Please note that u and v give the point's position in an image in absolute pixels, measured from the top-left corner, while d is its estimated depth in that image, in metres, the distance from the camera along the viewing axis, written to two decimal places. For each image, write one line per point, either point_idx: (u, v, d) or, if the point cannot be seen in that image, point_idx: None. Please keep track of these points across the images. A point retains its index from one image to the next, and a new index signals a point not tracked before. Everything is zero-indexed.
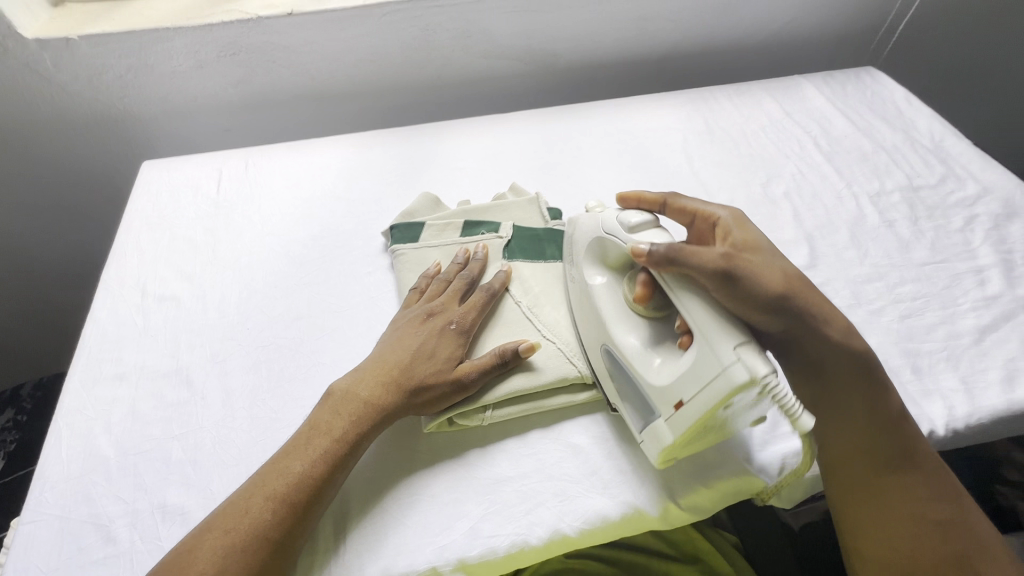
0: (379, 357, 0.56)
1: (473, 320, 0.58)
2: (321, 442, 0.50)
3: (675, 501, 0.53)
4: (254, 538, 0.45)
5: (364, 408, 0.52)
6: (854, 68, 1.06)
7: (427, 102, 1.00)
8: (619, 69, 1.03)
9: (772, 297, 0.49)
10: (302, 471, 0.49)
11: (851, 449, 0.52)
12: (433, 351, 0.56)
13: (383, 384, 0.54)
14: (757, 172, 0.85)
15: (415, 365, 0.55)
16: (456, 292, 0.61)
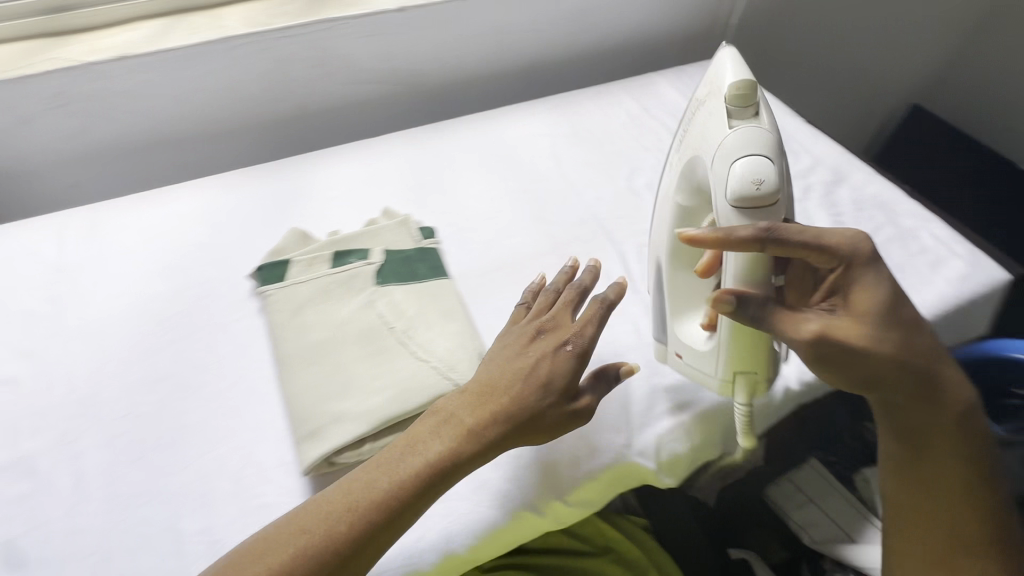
0: (481, 383, 0.52)
1: (589, 334, 0.54)
2: (413, 464, 0.48)
3: (561, 500, 0.55)
4: (320, 549, 0.44)
5: (462, 438, 0.49)
6: (702, 62, 1.14)
7: (295, 132, 0.97)
8: (487, 81, 1.05)
9: (887, 368, 0.51)
10: (383, 492, 0.47)
11: (939, 469, 0.54)
12: (551, 375, 0.52)
13: (489, 415, 0.50)
14: (622, 167, 0.89)
15: (519, 393, 0.51)
16: (569, 304, 0.57)
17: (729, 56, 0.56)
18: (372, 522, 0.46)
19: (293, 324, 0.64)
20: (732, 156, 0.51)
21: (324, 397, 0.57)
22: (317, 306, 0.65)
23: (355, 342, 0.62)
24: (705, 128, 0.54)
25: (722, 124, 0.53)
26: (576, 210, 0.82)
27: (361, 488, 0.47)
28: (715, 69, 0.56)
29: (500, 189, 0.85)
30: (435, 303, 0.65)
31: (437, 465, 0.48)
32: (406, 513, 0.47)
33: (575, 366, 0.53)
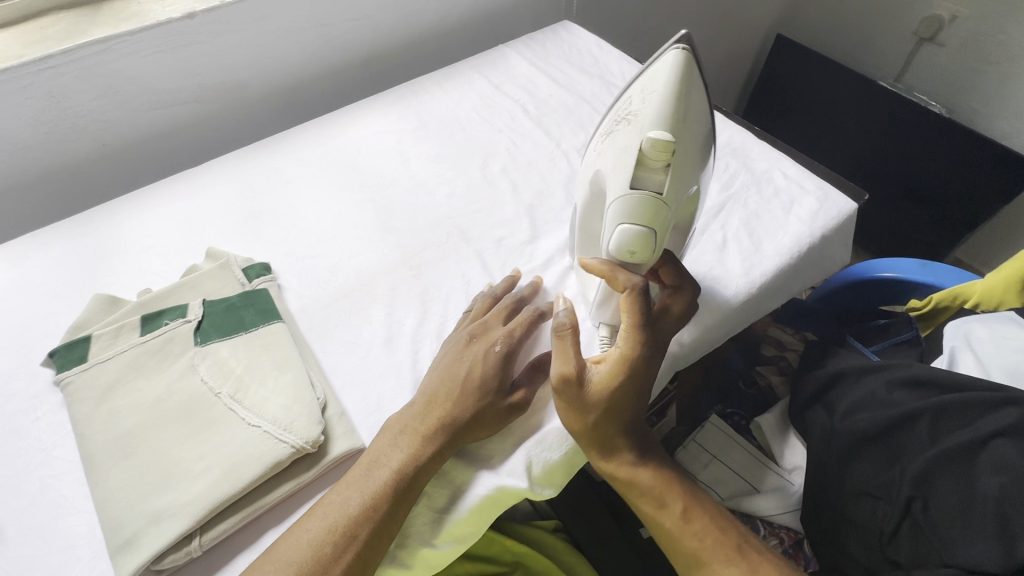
0: (408, 408, 0.53)
1: (518, 335, 0.56)
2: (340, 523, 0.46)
3: (430, 544, 0.50)
4: None
5: (418, 443, 0.50)
6: (553, 25, 1.09)
7: (104, 174, 0.85)
8: (322, 81, 0.96)
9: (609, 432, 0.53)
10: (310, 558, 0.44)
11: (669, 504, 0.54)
12: (486, 375, 0.54)
13: (434, 423, 0.51)
14: (475, 155, 0.83)
15: (462, 396, 0.52)
16: (506, 307, 0.60)
17: (672, 71, 0.43)
18: (343, 539, 0.45)
19: (100, 410, 0.55)
20: (615, 226, 0.45)
21: (140, 493, 0.49)
22: (129, 383, 0.56)
23: (173, 418, 0.53)
24: (614, 165, 0.46)
25: (619, 181, 0.45)
26: (427, 213, 0.75)
27: (337, 508, 0.47)
28: (652, 82, 0.44)
29: (344, 201, 0.77)
30: (265, 354, 0.57)
31: (402, 472, 0.49)
32: (370, 542, 0.46)
33: (512, 362, 0.55)
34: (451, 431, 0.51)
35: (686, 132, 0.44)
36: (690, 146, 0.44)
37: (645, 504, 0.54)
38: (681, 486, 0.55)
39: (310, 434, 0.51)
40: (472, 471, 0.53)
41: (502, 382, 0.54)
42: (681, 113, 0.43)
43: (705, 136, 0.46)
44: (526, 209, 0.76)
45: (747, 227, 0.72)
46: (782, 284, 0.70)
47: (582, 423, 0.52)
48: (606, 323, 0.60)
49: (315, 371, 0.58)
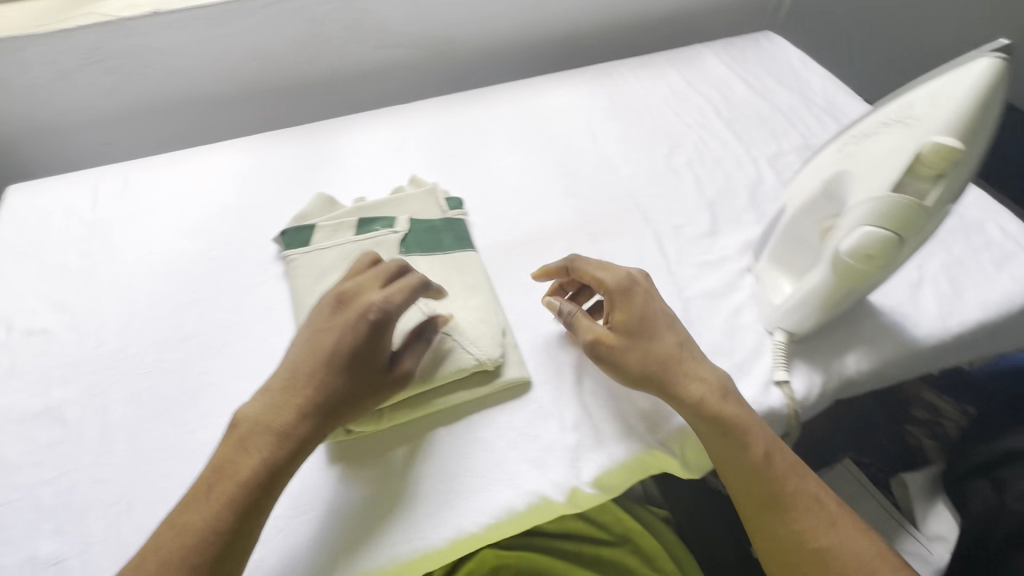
0: (246, 417, 0.47)
1: (396, 302, 0.50)
2: (227, 487, 0.43)
3: (583, 483, 0.52)
4: (194, 553, 0.41)
5: (271, 438, 0.45)
6: (754, 34, 1.07)
7: (325, 96, 0.96)
8: (523, 49, 1.01)
9: (647, 369, 0.52)
10: (206, 524, 0.42)
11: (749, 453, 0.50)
12: (356, 347, 0.49)
13: (296, 406, 0.47)
14: (661, 143, 0.85)
15: (333, 372, 0.48)
16: (383, 270, 0.54)
17: (979, 83, 0.44)
18: (267, 484, 0.44)
19: (317, 289, 0.63)
20: (863, 224, 0.47)
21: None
22: (344, 272, 0.64)
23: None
24: (877, 162, 0.48)
25: (883, 181, 0.47)
26: (609, 187, 0.78)
27: (253, 461, 0.45)
28: (949, 90, 0.45)
29: (532, 161, 0.82)
30: (457, 276, 0.63)
31: (248, 479, 0.44)
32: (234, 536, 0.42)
33: (389, 333, 0.50)
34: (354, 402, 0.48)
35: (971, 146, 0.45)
36: (970, 161, 0.45)
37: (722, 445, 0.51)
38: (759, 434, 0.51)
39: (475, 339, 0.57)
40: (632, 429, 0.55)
41: (379, 360, 0.50)
42: (974, 127, 0.44)
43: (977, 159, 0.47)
44: (708, 204, 0.76)
45: (949, 272, 0.67)
46: (979, 340, 0.65)
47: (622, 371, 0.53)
48: (784, 328, 0.60)
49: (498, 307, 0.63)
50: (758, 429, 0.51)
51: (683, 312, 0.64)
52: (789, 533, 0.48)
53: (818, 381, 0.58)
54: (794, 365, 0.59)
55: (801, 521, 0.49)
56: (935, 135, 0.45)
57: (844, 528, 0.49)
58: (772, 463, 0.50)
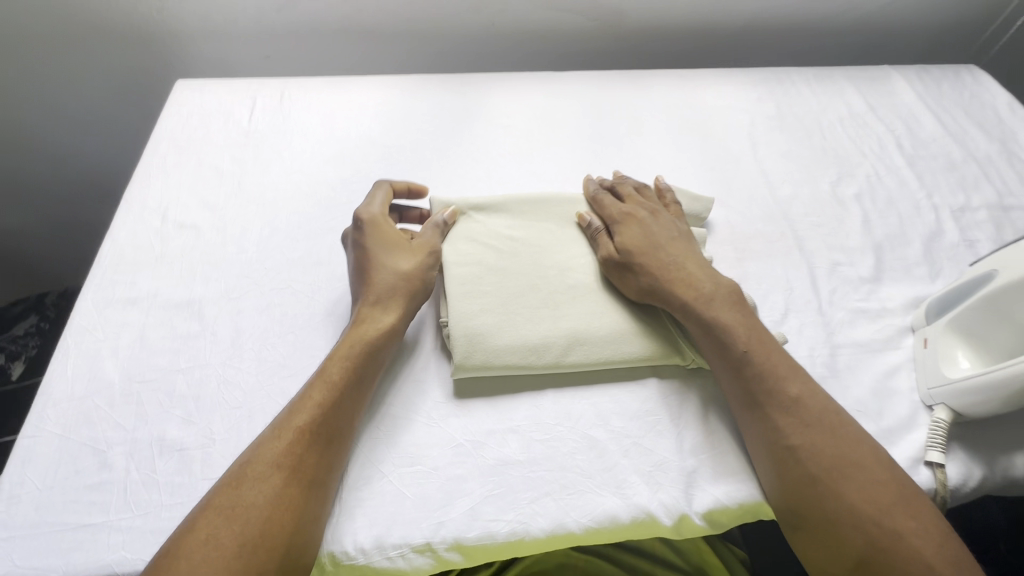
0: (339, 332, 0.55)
1: (380, 207, 0.59)
2: (331, 374, 0.50)
3: (693, 512, 0.49)
4: (306, 433, 0.46)
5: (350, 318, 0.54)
6: (954, 65, 0.94)
7: (479, 50, 0.94)
8: (691, 36, 0.94)
9: (646, 289, 0.56)
10: (321, 403, 0.48)
11: (810, 442, 0.47)
12: (378, 251, 0.56)
13: (378, 306, 0.54)
14: (828, 168, 0.77)
15: (380, 268, 0.55)
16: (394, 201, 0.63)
17: None
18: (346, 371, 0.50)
19: (471, 222, 0.61)
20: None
21: (499, 318, 0.55)
22: (498, 213, 0.62)
23: (529, 263, 0.59)
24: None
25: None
26: (763, 204, 0.72)
27: (351, 341, 0.52)
28: None
29: (683, 159, 0.76)
30: None
31: (351, 365, 0.50)
32: (340, 401, 0.49)
33: (381, 227, 0.57)
34: (400, 290, 0.54)
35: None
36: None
37: (791, 416, 0.48)
38: (732, 313, 0.53)
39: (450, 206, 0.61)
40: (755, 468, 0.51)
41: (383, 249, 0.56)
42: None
43: None
44: (874, 246, 0.68)
45: None
46: None
47: (637, 291, 0.56)
48: (949, 407, 0.53)
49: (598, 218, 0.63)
50: (812, 385, 0.50)
51: (830, 358, 0.58)
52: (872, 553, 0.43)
53: (978, 473, 0.51)
54: (950, 449, 0.53)
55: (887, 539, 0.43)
56: None
57: (842, 432, 0.48)
58: (848, 454, 0.47)
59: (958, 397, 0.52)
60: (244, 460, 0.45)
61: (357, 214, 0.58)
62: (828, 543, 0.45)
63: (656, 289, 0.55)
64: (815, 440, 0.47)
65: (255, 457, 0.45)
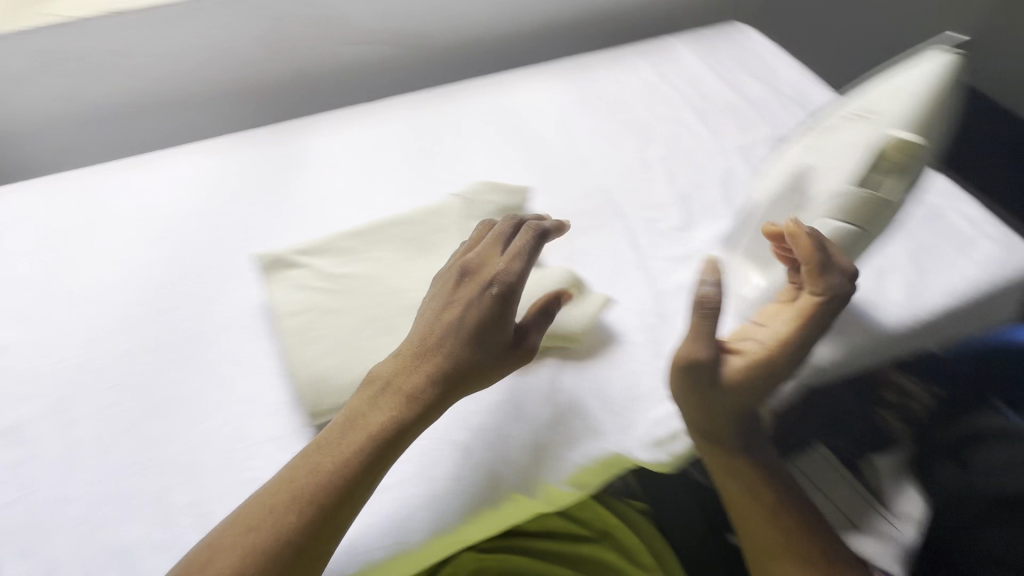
0: (376, 377, 0.50)
1: (515, 272, 0.54)
2: (356, 438, 0.46)
3: (557, 482, 0.54)
4: (307, 505, 0.43)
5: (420, 379, 0.49)
6: (724, 24, 1.07)
7: (295, 96, 0.94)
8: (496, 42, 1.00)
9: (728, 407, 0.57)
10: (330, 471, 0.45)
11: (755, 491, 0.58)
12: (467, 336, 0.51)
13: (416, 385, 0.49)
14: (633, 137, 0.85)
15: (443, 344, 0.51)
16: (521, 241, 0.57)
17: None
18: (358, 455, 0.46)
19: (299, 271, 0.61)
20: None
21: (341, 356, 0.55)
22: (324, 254, 0.63)
23: (365, 296, 0.60)
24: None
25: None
26: (582, 182, 0.78)
27: (363, 419, 0.48)
28: None
29: (504, 157, 0.81)
30: (436, 269, 0.63)
31: (377, 437, 0.47)
32: (374, 472, 0.46)
33: (507, 302, 0.53)
34: (450, 377, 0.50)
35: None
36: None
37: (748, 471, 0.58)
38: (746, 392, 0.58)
39: (275, 260, 0.62)
40: (602, 428, 0.56)
41: (483, 332, 0.52)
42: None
43: None
44: (681, 197, 0.76)
45: (914, 258, 0.69)
46: (941, 325, 0.66)
47: (702, 405, 0.57)
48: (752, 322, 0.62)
49: (426, 235, 0.66)
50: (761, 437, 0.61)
51: (657, 306, 0.64)
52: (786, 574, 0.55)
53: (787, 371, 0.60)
54: None
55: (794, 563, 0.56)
56: None
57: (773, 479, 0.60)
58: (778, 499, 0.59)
59: (755, 308, 0.62)
60: (220, 530, 0.44)
61: (507, 282, 0.53)
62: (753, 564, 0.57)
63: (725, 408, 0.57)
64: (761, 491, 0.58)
65: (235, 529, 0.43)
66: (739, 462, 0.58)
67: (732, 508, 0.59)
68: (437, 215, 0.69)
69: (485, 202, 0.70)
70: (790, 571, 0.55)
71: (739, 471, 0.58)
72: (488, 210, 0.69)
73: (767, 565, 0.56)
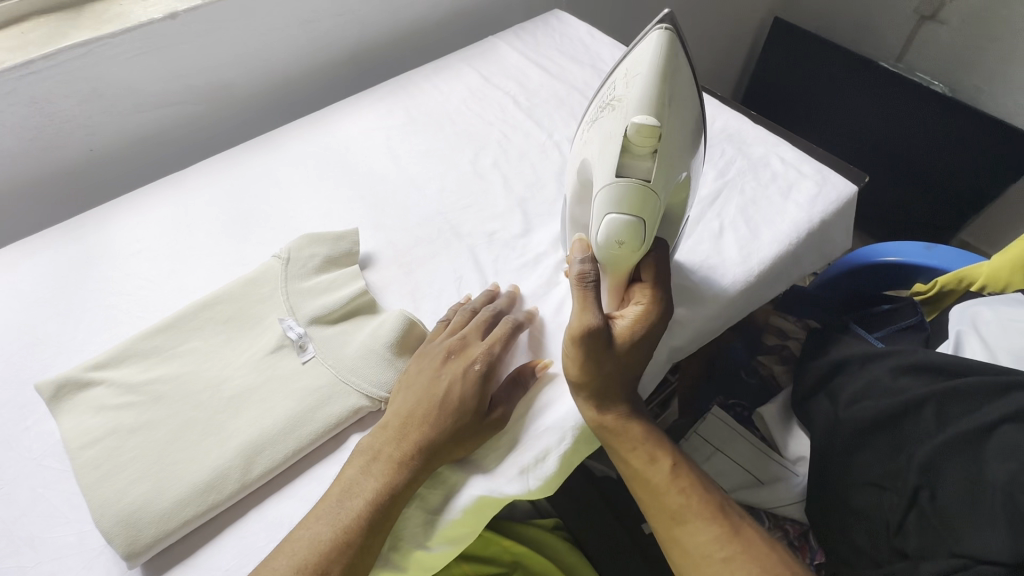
0: (367, 447, 0.49)
1: (499, 351, 0.55)
2: (358, 501, 0.46)
3: (425, 546, 0.50)
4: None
5: (414, 443, 0.49)
6: (543, 14, 1.06)
7: (92, 180, 0.84)
8: (311, 76, 0.94)
9: (605, 374, 0.51)
10: (329, 539, 0.45)
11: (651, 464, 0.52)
12: (453, 405, 0.51)
13: (411, 447, 0.49)
14: (465, 149, 0.82)
15: (429, 413, 0.50)
16: (483, 316, 0.58)
17: (656, 55, 0.50)
18: (352, 529, 0.45)
19: (96, 390, 0.54)
20: (604, 214, 0.51)
21: (154, 479, 0.49)
22: (126, 362, 0.56)
23: (176, 401, 0.53)
24: (605, 149, 0.52)
25: (612, 164, 0.51)
26: (418, 210, 0.74)
27: (356, 488, 0.47)
28: (640, 68, 0.51)
29: (333, 199, 0.75)
30: (257, 347, 0.57)
31: (377, 501, 0.47)
32: (364, 556, 0.46)
33: (494, 378, 0.54)
34: (429, 455, 0.49)
35: (667, 117, 0.50)
36: (672, 130, 0.50)
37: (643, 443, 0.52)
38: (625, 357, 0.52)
39: (65, 384, 0.54)
40: (489, 467, 0.52)
41: (453, 408, 0.51)
42: (661, 96, 0.49)
43: (687, 122, 0.52)
44: (519, 202, 0.74)
45: (744, 213, 0.71)
46: (780, 272, 0.69)
47: (584, 375, 0.51)
48: None
49: (246, 309, 0.60)
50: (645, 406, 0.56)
51: None
52: (699, 543, 0.50)
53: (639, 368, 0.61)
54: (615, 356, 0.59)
55: (704, 531, 0.50)
56: (635, 113, 0.50)
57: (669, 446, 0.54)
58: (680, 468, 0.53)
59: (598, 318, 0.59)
60: None
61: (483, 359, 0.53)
62: (674, 541, 0.51)
63: (604, 378, 0.51)
64: (661, 464, 0.52)
65: None
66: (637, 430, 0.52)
67: (637, 481, 0.53)
68: (256, 283, 0.62)
69: (308, 256, 0.64)
70: (703, 538, 0.50)
71: (637, 439, 0.52)
72: (313, 263, 0.64)
73: (683, 535, 0.51)
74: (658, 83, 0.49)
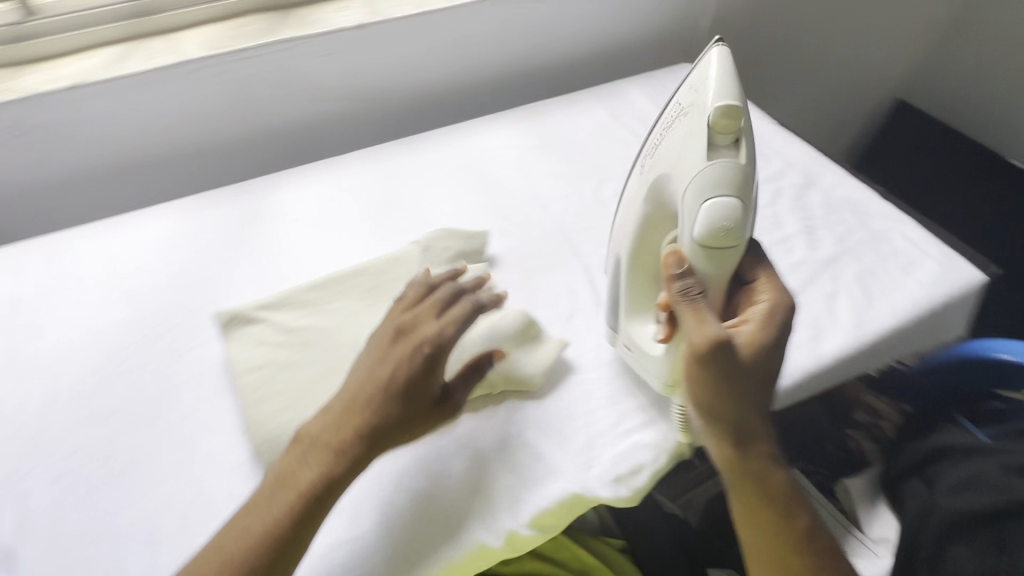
0: (306, 435, 0.49)
1: (450, 336, 0.52)
2: (289, 494, 0.46)
3: (518, 525, 0.53)
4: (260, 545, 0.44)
5: (350, 433, 0.48)
6: (674, 66, 1.13)
7: (262, 152, 0.97)
8: (456, 92, 1.04)
9: (734, 395, 0.52)
10: (278, 513, 0.46)
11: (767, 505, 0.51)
12: (394, 390, 0.50)
13: (345, 435, 0.48)
14: (590, 177, 0.88)
15: (360, 403, 0.49)
16: (437, 300, 0.55)
17: (716, 65, 0.53)
18: (304, 500, 0.46)
19: (259, 327, 0.63)
20: (700, 203, 0.51)
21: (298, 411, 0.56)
22: (285, 307, 0.65)
23: (320, 349, 0.61)
24: (686, 144, 0.53)
25: (702, 151, 0.51)
26: (542, 225, 0.80)
27: (309, 465, 0.48)
28: (703, 79, 0.53)
29: (466, 202, 0.83)
30: None
31: (308, 492, 0.47)
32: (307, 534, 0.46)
33: (439, 366, 0.52)
34: (374, 439, 0.49)
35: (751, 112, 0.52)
36: (749, 119, 0.53)
37: (764, 479, 0.52)
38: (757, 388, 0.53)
39: (237, 317, 0.64)
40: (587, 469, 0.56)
41: (393, 394, 0.50)
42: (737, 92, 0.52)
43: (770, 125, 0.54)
44: None
45: (861, 282, 0.71)
46: (890, 345, 0.68)
47: (715, 394, 0.52)
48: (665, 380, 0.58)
49: (387, 282, 0.68)
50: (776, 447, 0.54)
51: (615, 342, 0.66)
52: None
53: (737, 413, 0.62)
54: None
55: None
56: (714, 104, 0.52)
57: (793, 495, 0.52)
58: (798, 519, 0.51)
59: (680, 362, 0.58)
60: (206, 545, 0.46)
61: (430, 346, 0.51)
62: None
63: (734, 400, 0.52)
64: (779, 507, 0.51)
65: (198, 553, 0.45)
66: (779, 480, 0.52)
67: (748, 517, 0.52)
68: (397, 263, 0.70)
69: (445, 248, 0.72)
70: None
71: (778, 489, 0.51)
72: (447, 254, 0.71)
73: None
74: (729, 83, 0.52)
